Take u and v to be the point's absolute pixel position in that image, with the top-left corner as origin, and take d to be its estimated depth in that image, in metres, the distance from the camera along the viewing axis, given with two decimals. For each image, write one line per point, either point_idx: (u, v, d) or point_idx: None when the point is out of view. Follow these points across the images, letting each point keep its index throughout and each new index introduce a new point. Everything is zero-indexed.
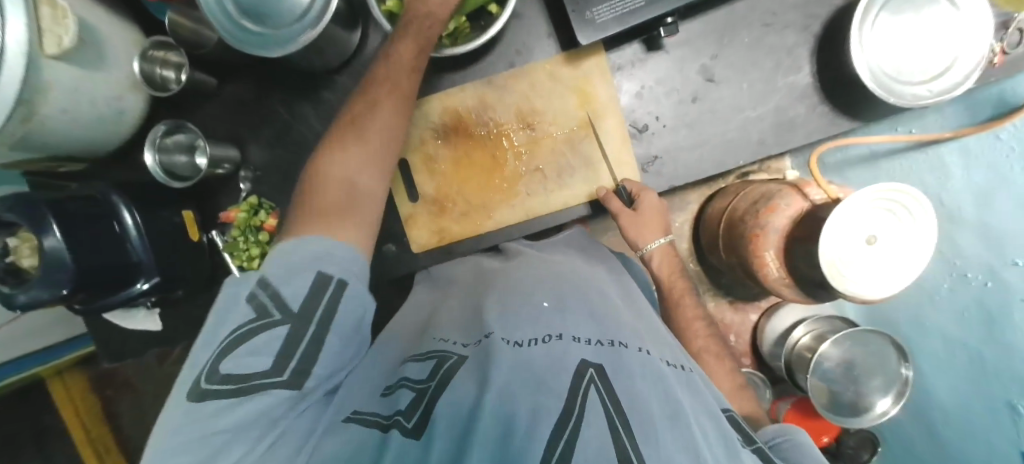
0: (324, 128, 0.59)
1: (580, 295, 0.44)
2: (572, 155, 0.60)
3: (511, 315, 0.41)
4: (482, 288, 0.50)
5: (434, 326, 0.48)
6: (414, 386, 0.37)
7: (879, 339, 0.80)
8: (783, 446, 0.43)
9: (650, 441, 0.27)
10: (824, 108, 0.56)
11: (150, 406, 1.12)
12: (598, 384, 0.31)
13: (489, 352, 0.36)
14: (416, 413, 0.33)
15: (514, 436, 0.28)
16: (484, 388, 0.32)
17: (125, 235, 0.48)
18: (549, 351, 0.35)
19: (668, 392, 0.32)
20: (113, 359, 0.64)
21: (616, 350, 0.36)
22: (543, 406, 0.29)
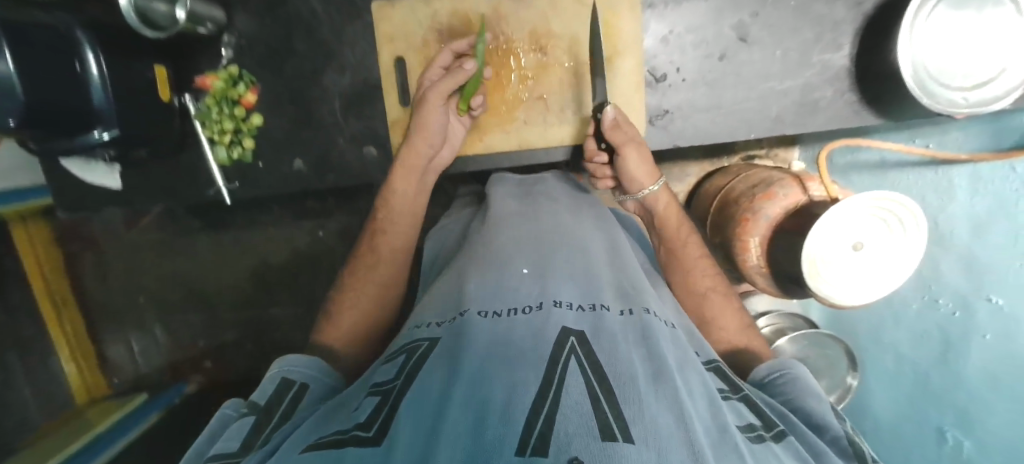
0: (319, 6, 0.55)
1: (564, 261, 0.43)
2: (581, 91, 0.55)
3: (492, 282, 0.39)
4: (473, 255, 0.47)
5: (417, 310, 0.44)
6: (378, 390, 0.32)
7: (834, 345, 0.84)
8: (780, 380, 0.44)
9: (632, 402, 0.25)
10: (852, 96, 0.52)
11: (115, 267, 1.18)
12: (578, 353, 0.29)
13: (462, 325, 0.33)
14: (377, 421, 0.27)
15: (486, 419, 0.23)
16: (455, 369, 0.28)
17: (86, 78, 0.46)
18: (528, 322, 0.33)
19: (650, 353, 0.31)
20: (68, 209, 0.63)
21: (597, 314, 0.35)
22: (519, 382, 0.26)
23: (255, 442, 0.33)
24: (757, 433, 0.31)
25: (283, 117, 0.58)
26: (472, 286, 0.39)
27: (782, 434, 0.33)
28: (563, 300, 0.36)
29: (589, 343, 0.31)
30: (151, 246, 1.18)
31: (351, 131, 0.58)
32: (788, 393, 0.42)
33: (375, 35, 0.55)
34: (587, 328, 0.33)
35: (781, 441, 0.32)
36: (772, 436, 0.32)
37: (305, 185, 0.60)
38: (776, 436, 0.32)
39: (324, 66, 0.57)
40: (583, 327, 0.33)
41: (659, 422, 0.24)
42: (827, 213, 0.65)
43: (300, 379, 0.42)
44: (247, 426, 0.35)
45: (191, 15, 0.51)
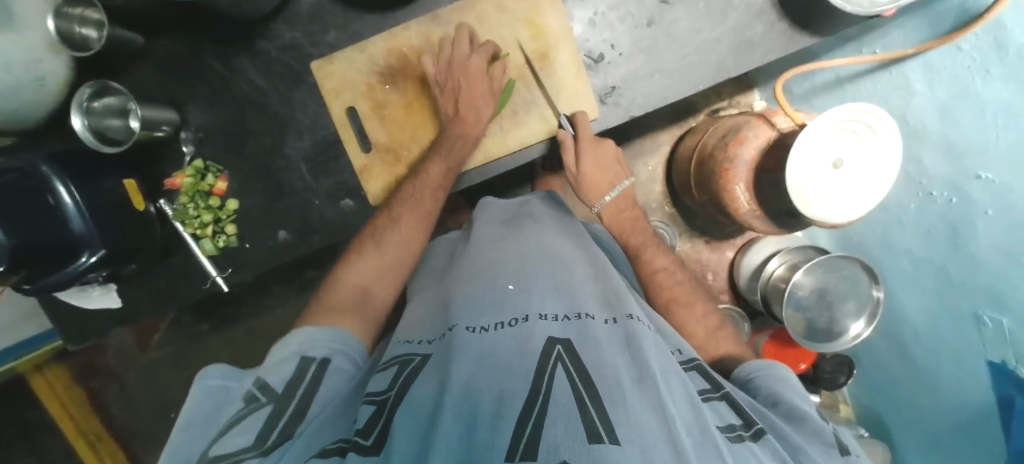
0: (262, 82, 0.58)
1: (544, 275, 0.49)
2: (528, 90, 0.56)
3: (480, 298, 0.46)
4: (452, 281, 0.54)
5: (401, 329, 0.51)
6: (374, 399, 0.37)
7: (851, 265, 0.83)
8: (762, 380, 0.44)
9: (617, 407, 0.30)
10: (782, 25, 0.53)
11: (139, 386, 1.19)
12: (565, 359, 0.35)
13: (453, 339, 0.40)
14: (375, 432, 0.33)
15: (479, 428, 0.29)
16: (447, 383, 0.34)
17: (61, 208, 0.47)
18: (516, 334, 0.40)
19: (633, 359, 0.37)
20: (77, 342, 0.64)
21: (581, 324, 0.41)
22: (509, 393, 0.32)
23: (269, 437, 0.35)
24: (736, 433, 0.33)
25: (256, 195, 0.60)
26: (458, 305, 0.46)
27: (761, 433, 0.34)
28: (547, 312, 0.43)
29: (575, 351, 0.37)
30: (168, 358, 1.18)
31: (325, 190, 0.59)
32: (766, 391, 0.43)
33: (322, 92, 0.57)
34: (571, 337, 0.39)
35: (759, 440, 0.34)
36: (751, 436, 0.34)
37: (295, 253, 0.61)
38: (755, 435, 0.34)
39: (283, 136, 0.59)
40: (568, 336, 0.39)
41: (642, 422, 0.29)
42: (807, 129, 0.66)
43: (321, 356, 0.43)
44: (262, 419, 0.36)
45: (146, 122, 0.53)
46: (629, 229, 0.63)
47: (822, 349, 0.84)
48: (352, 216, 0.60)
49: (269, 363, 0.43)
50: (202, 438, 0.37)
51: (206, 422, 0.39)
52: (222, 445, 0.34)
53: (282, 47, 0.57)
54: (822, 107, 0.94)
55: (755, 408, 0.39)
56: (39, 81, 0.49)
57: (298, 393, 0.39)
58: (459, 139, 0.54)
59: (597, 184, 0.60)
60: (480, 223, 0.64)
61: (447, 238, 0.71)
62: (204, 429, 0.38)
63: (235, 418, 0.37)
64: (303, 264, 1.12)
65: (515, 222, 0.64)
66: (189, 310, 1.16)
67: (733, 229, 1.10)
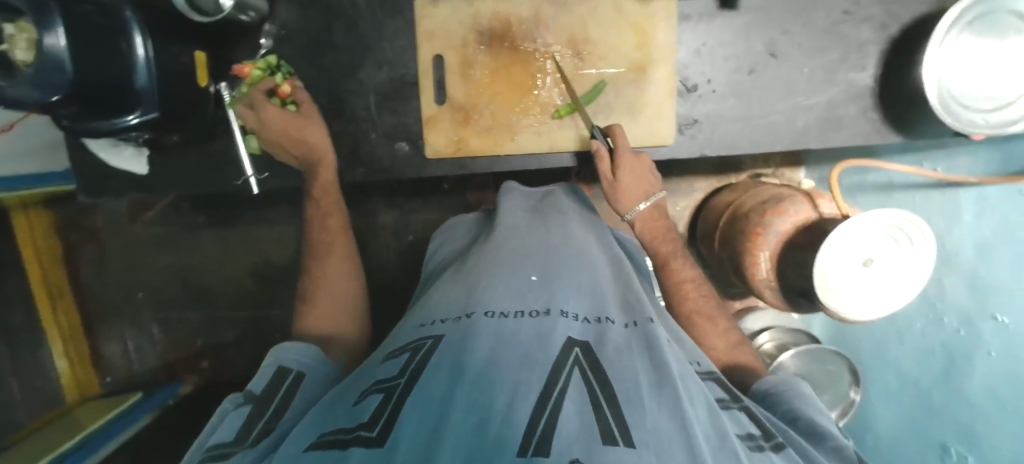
0: (360, 1, 0.57)
1: (570, 273, 0.49)
2: (615, 96, 0.55)
3: (505, 285, 0.46)
4: (478, 262, 0.53)
5: (421, 310, 0.50)
6: (382, 386, 0.36)
7: (838, 362, 0.86)
8: (782, 393, 0.44)
9: (635, 415, 0.30)
10: (874, 115, 0.54)
11: (119, 256, 1.17)
12: (582, 362, 0.35)
13: (473, 323, 0.40)
14: (377, 422, 0.31)
15: (493, 416, 0.28)
16: (462, 365, 0.34)
17: (129, 58, 0.45)
18: (538, 324, 0.39)
19: (653, 363, 0.36)
20: (91, 194, 0.63)
21: (601, 327, 0.41)
22: (524, 383, 0.31)
23: (248, 436, 0.36)
24: (755, 443, 0.33)
25: (315, 109, 0.59)
26: (480, 291, 0.46)
27: (781, 445, 0.34)
28: (570, 310, 0.43)
29: (593, 353, 0.36)
30: (155, 240, 1.17)
31: (384, 126, 0.59)
32: (786, 402, 0.43)
33: (415, 32, 0.56)
34: (590, 339, 0.39)
35: (779, 451, 0.34)
36: (770, 446, 0.33)
37: (333, 178, 0.60)
38: (776, 447, 0.34)
39: (362, 61, 0.58)
40: (586, 338, 0.39)
41: (660, 429, 0.29)
42: (843, 225, 0.66)
43: (296, 368, 0.45)
44: (242, 417, 0.38)
45: (238, 3, 0.52)
46: (659, 238, 0.57)
47: None
48: (403, 161, 0.60)
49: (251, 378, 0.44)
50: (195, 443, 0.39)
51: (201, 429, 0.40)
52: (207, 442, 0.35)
53: None
54: (862, 204, 0.96)
55: (774, 422, 0.38)
56: None
57: (276, 400, 0.41)
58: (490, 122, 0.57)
59: (631, 192, 0.55)
60: (504, 205, 0.65)
61: (465, 219, 0.72)
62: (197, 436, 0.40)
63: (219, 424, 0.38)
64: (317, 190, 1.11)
65: (540, 211, 0.64)
66: (191, 200, 1.14)
67: (737, 291, 1.12)
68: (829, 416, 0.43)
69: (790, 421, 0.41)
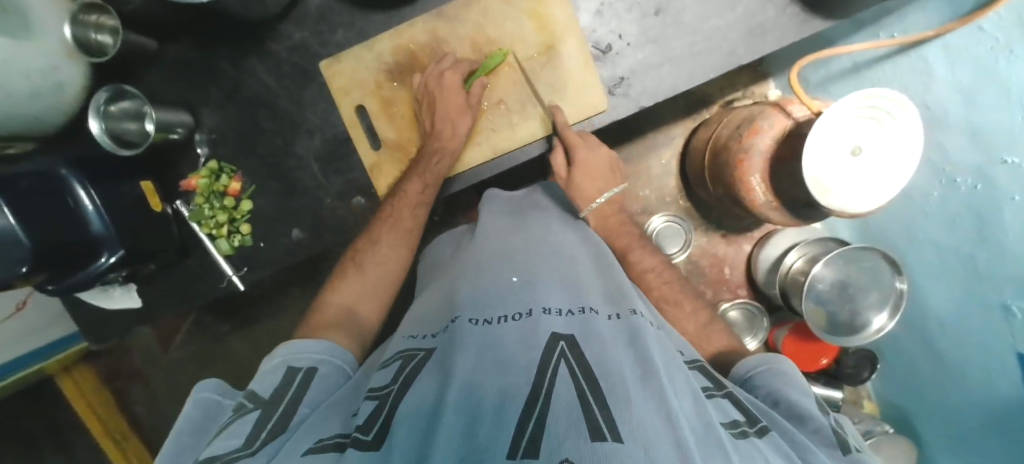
0: (272, 82, 0.59)
1: (548, 272, 0.50)
2: (535, 83, 0.56)
3: (483, 289, 0.47)
4: (457, 275, 0.54)
5: (406, 324, 0.52)
6: (375, 394, 0.37)
7: (871, 256, 0.81)
8: (766, 374, 0.44)
9: (621, 406, 0.29)
10: (794, 8, 0.52)
11: (161, 386, 1.22)
12: (567, 355, 0.35)
13: (458, 329, 0.41)
14: (374, 426, 0.32)
15: (482, 425, 0.29)
16: (449, 378, 0.34)
17: (80, 210, 0.48)
18: (519, 328, 0.40)
19: (637, 355, 0.37)
20: (100, 341, 0.66)
21: (585, 318, 0.41)
22: (512, 388, 0.32)
23: (258, 437, 0.34)
24: (740, 429, 0.33)
25: (268, 194, 0.61)
26: (461, 300, 0.46)
27: (765, 430, 0.34)
28: (552, 306, 0.43)
29: (578, 346, 0.37)
30: (190, 360, 1.21)
31: (336, 188, 0.60)
32: (768, 386, 0.42)
33: (331, 92, 0.58)
34: (575, 332, 0.39)
35: (764, 437, 0.33)
36: (756, 432, 0.33)
37: (308, 251, 0.62)
38: (760, 432, 0.33)
39: (295, 135, 0.59)
40: (572, 331, 0.39)
41: (646, 421, 0.28)
42: (824, 112, 0.64)
43: (307, 365, 0.43)
44: (251, 420, 0.36)
45: (160, 124, 0.54)
46: (615, 232, 0.65)
47: (848, 343, 0.82)
48: (365, 213, 0.61)
49: (259, 372, 0.42)
50: (194, 448, 0.37)
51: (196, 432, 0.38)
52: (213, 448, 0.33)
53: (290, 48, 0.58)
54: (839, 94, 0.92)
55: (758, 408, 0.38)
56: (59, 89, 0.51)
57: (286, 396, 0.39)
58: (437, 153, 0.55)
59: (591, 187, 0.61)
60: (482, 215, 0.65)
61: (451, 233, 0.72)
62: (196, 438, 0.37)
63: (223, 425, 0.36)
64: (319, 264, 1.13)
65: (520, 213, 0.65)
66: (209, 312, 1.18)
67: (749, 222, 1.08)
68: (813, 393, 0.42)
69: (772, 406, 0.40)
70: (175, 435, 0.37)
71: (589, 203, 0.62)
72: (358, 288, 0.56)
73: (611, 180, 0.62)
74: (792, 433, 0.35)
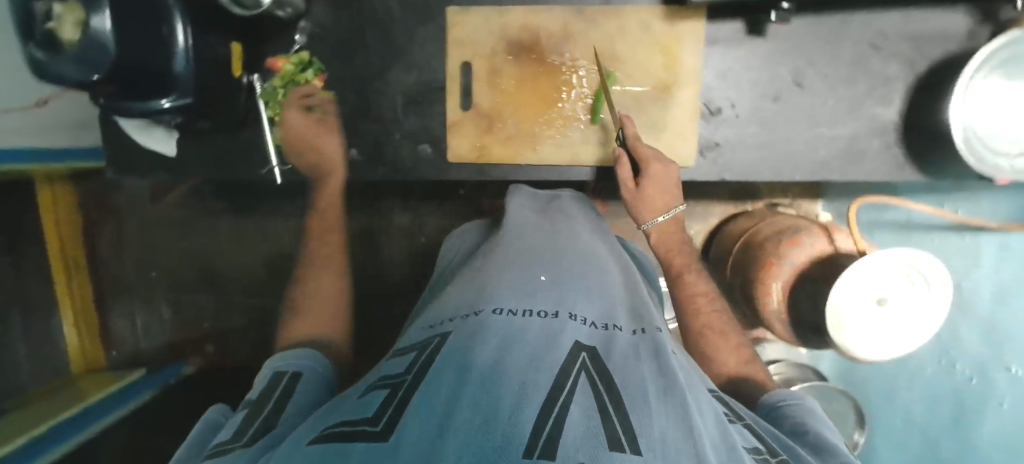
0: (394, 3, 0.58)
1: (580, 278, 0.50)
2: (639, 113, 0.56)
3: (516, 283, 0.47)
4: (494, 262, 0.53)
5: (432, 309, 0.50)
6: (387, 383, 0.36)
7: (842, 399, 0.84)
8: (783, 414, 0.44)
9: (641, 420, 0.30)
10: (898, 151, 0.53)
11: (135, 236, 1.20)
12: (588, 368, 0.35)
13: (482, 321, 0.40)
14: (382, 418, 0.30)
15: (500, 414, 0.28)
16: (470, 367, 0.33)
17: (170, 40, 0.47)
18: (544, 326, 0.40)
19: (659, 370, 0.37)
20: (119, 171, 0.64)
21: (609, 334, 0.42)
22: (531, 384, 0.31)
23: (246, 432, 0.34)
24: (762, 457, 0.32)
25: (342, 106, 0.60)
26: (491, 288, 0.47)
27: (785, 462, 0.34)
28: (579, 314, 0.44)
29: (599, 359, 0.37)
30: (173, 223, 1.19)
31: (408, 127, 0.60)
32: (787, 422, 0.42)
33: (446, 38, 0.58)
34: (598, 345, 0.39)
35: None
36: (777, 462, 0.33)
37: (354, 174, 0.61)
38: (781, 463, 0.33)
39: (391, 63, 0.59)
40: (594, 343, 0.39)
41: (666, 437, 0.29)
42: (856, 262, 0.65)
43: (292, 370, 0.44)
44: (239, 420, 0.36)
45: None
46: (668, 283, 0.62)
47: None
48: (424, 162, 0.61)
49: (256, 381, 0.43)
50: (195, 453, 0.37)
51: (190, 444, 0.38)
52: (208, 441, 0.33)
53: None
54: None
55: (779, 440, 0.37)
56: None
57: (273, 400, 0.39)
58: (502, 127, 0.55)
59: (653, 202, 0.53)
60: (514, 205, 0.66)
61: (472, 226, 0.74)
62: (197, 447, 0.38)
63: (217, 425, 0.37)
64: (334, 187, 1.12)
65: (548, 213, 0.65)
66: (212, 187, 1.16)
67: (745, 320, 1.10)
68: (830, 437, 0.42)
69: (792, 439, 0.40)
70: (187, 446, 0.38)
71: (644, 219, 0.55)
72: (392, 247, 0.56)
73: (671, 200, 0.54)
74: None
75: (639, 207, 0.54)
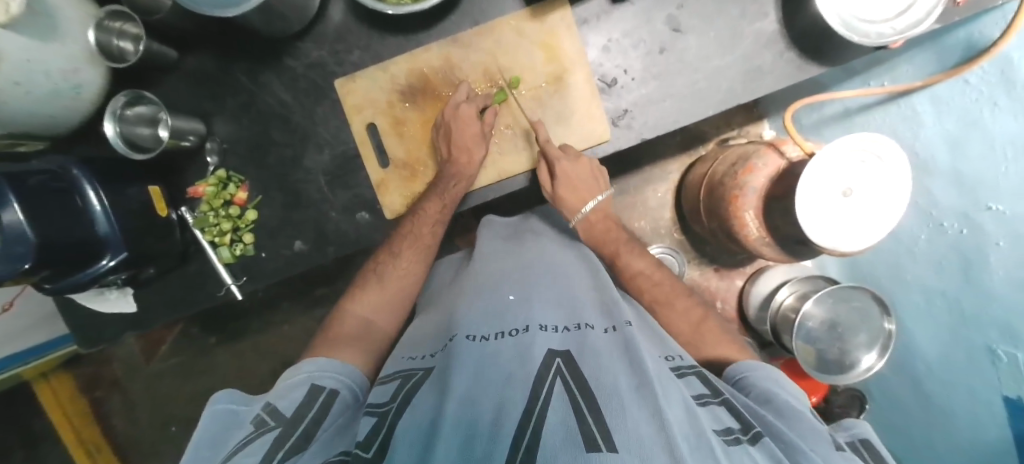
0: (287, 96, 0.60)
1: (546, 290, 0.51)
2: (542, 111, 0.58)
3: (482, 309, 0.48)
4: (458, 297, 0.54)
5: (405, 341, 0.53)
6: (374, 411, 0.38)
7: (861, 295, 0.82)
8: (760, 377, 0.46)
9: (616, 415, 0.30)
10: (792, 54, 0.55)
11: (141, 397, 1.19)
12: (563, 372, 0.35)
13: (455, 348, 0.41)
14: (375, 443, 0.33)
15: (478, 442, 0.29)
16: (446, 394, 0.34)
17: (87, 209, 0.48)
18: (517, 343, 0.40)
19: (631, 364, 0.37)
20: (90, 346, 0.65)
21: (580, 334, 0.42)
22: (509, 401, 0.32)
23: (276, 456, 0.36)
24: (734, 436, 0.33)
25: (274, 206, 0.62)
26: (461, 317, 0.47)
27: (758, 435, 0.34)
28: (548, 324, 0.44)
29: (574, 362, 0.37)
30: (174, 371, 1.18)
31: (341, 202, 0.61)
32: (761, 386, 0.44)
33: (344, 108, 0.59)
34: (570, 348, 0.40)
35: (757, 443, 0.33)
36: (749, 439, 0.34)
37: (309, 263, 0.62)
38: (753, 438, 0.34)
39: (304, 149, 0.61)
40: (567, 348, 0.40)
41: (641, 429, 0.29)
42: (818, 154, 0.65)
43: (328, 386, 0.46)
44: (272, 436, 0.38)
45: (174, 130, 0.55)
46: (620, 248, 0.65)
47: (835, 381, 0.81)
48: (367, 228, 0.62)
49: (282, 386, 0.46)
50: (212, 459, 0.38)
51: (213, 444, 0.40)
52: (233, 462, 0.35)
53: (307, 65, 0.59)
54: (830, 138, 0.95)
55: (751, 409, 0.40)
56: (76, 90, 0.52)
57: (307, 415, 0.41)
58: (455, 178, 0.57)
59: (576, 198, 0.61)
60: (483, 238, 0.67)
61: (452, 258, 0.73)
62: (214, 451, 0.39)
63: (248, 437, 0.38)
64: (312, 280, 1.12)
65: (517, 236, 0.67)
66: (198, 323, 1.17)
67: (742, 257, 1.10)
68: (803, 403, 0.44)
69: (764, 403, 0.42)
70: (194, 448, 0.39)
71: (577, 211, 0.63)
72: (378, 297, 0.60)
73: (596, 187, 0.62)
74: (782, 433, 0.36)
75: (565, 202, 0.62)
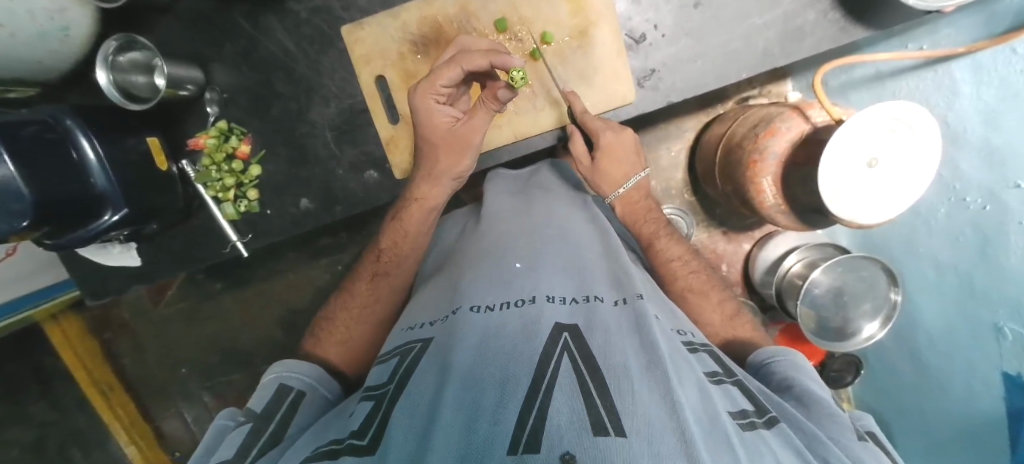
0: (290, 44, 0.56)
1: (556, 259, 0.50)
2: (563, 67, 0.55)
3: (488, 279, 0.47)
4: (462, 267, 0.53)
5: (409, 311, 0.52)
6: (373, 394, 0.38)
7: (871, 266, 0.81)
8: (779, 364, 0.47)
9: (624, 397, 0.29)
10: (837, 14, 0.50)
11: (151, 340, 1.22)
12: (571, 348, 0.35)
13: (460, 320, 0.41)
14: (369, 430, 0.33)
15: (481, 421, 0.28)
16: (448, 371, 0.34)
17: (84, 164, 0.46)
18: (522, 315, 0.40)
19: (642, 343, 0.36)
20: (97, 297, 0.65)
21: (589, 306, 0.42)
22: (513, 380, 0.31)
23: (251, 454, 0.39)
24: (748, 420, 0.33)
25: (279, 160, 0.60)
26: (466, 285, 0.47)
27: (773, 420, 0.35)
28: (556, 294, 0.43)
29: (583, 338, 0.36)
30: (182, 317, 1.20)
31: (348, 159, 0.59)
32: (784, 372, 0.45)
33: (351, 59, 0.56)
34: (579, 321, 0.39)
35: (772, 426, 0.34)
36: (764, 422, 0.34)
37: (316, 221, 0.61)
38: (767, 422, 0.34)
39: (309, 102, 0.58)
40: (575, 321, 0.39)
41: (651, 413, 0.28)
42: (846, 121, 0.62)
43: (298, 387, 0.48)
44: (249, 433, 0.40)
45: (171, 80, 0.52)
46: (641, 216, 0.62)
47: (834, 349, 0.83)
48: (376, 186, 0.60)
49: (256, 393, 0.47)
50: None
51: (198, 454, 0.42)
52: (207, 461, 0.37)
53: (312, 9, 0.55)
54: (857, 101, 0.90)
55: (765, 392, 0.40)
56: (64, 32, 0.48)
57: (278, 414, 0.43)
58: (466, 142, 0.54)
59: (611, 175, 0.59)
60: (491, 193, 0.65)
61: (462, 213, 0.71)
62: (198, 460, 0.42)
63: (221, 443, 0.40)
64: (317, 230, 1.11)
65: (525, 193, 0.65)
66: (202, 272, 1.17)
67: (752, 222, 1.08)
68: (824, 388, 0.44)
69: (785, 389, 0.43)
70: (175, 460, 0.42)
71: (614, 187, 0.60)
72: (385, 283, 0.61)
73: (636, 163, 0.60)
74: (801, 422, 0.36)
75: (597, 179, 0.60)
